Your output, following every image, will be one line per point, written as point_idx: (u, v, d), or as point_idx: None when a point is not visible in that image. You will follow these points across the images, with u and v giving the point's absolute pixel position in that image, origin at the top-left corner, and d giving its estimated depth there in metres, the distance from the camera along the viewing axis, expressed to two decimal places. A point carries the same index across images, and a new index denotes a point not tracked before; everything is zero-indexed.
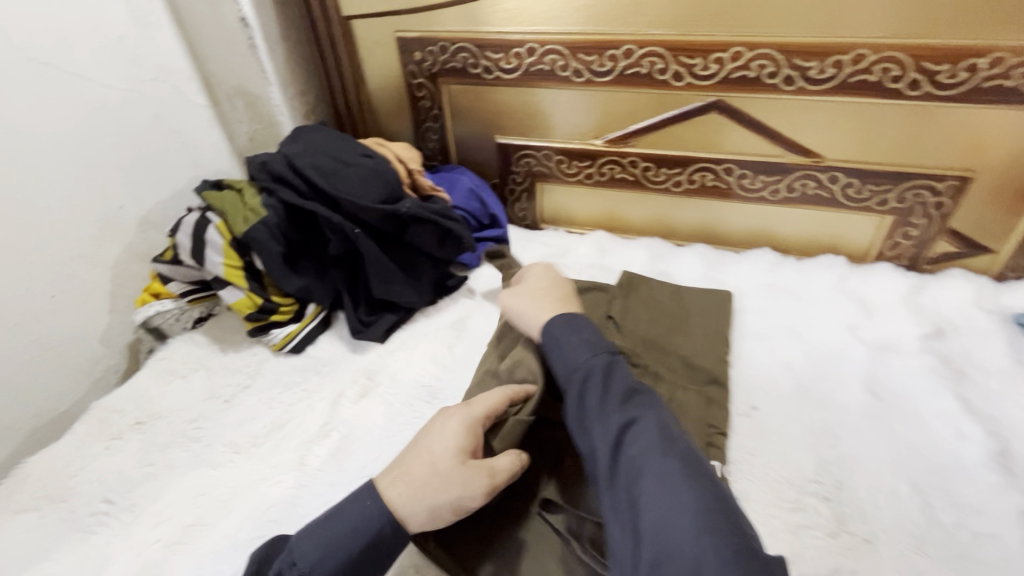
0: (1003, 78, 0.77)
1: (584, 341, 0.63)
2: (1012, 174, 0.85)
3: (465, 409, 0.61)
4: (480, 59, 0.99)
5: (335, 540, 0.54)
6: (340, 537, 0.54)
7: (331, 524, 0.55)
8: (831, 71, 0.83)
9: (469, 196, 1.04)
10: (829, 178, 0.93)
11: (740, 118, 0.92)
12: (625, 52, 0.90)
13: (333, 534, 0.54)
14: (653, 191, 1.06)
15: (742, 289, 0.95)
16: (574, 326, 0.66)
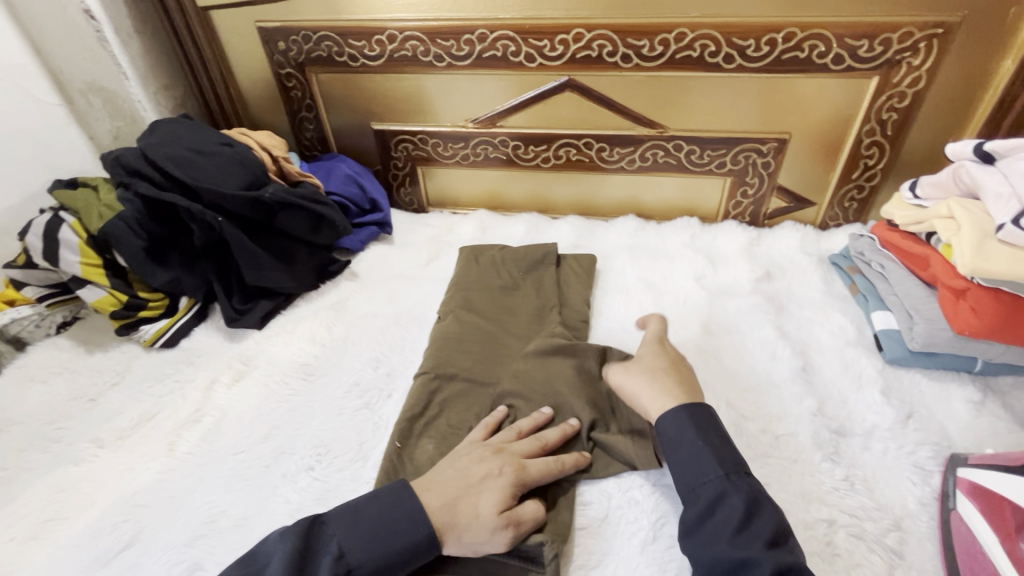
0: (797, 50, 0.88)
1: (694, 458, 0.57)
2: (819, 135, 0.98)
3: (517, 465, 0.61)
4: (344, 48, 1.01)
5: (375, 544, 0.54)
6: (341, 536, 0.55)
7: (352, 521, 0.56)
8: (660, 48, 0.92)
9: (346, 182, 1.06)
10: (674, 147, 1.03)
11: (590, 95, 0.99)
12: (479, 36, 0.95)
13: (361, 532, 0.55)
14: (526, 169, 1.12)
15: (607, 252, 1.04)
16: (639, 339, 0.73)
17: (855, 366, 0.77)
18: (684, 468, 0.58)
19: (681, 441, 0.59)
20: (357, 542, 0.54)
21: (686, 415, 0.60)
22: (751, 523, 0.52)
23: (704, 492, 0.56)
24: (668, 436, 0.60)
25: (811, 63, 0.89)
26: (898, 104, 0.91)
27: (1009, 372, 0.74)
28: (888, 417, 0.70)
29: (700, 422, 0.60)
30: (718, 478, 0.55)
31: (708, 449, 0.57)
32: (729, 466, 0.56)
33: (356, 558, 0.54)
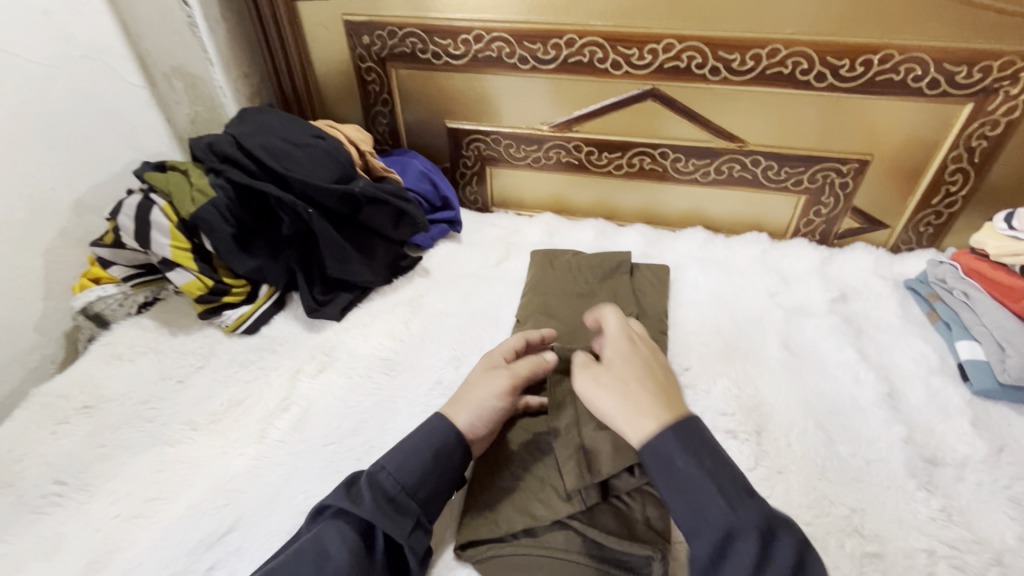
0: (893, 72, 0.88)
1: (694, 483, 0.50)
2: (902, 158, 0.97)
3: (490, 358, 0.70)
4: (428, 45, 1.01)
5: (414, 457, 0.60)
6: (383, 457, 0.60)
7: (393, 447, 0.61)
8: (751, 63, 0.91)
9: (420, 179, 1.07)
10: (752, 162, 1.02)
11: (672, 105, 0.99)
12: (567, 41, 0.95)
13: (402, 451, 0.60)
14: (597, 175, 1.12)
15: (677, 263, 1.04)
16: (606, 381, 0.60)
17: (941, 395, 0.77)
18: (688, 493, 0.50)
19: (676, 467, 0.51)
20: (398, 458, 0.60)
21: (672, 435, 0.52)
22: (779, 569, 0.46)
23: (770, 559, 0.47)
24: (659, 455, 0.52)
25: (905, 86, 0.89)
26: (989, 132, 0.90)
27: None
28: (980, 449, 0.70)
29: (696, 445, 0.52)
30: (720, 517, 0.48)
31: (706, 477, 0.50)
32: (733, 494, 0.49)
33: (398, 468, 0.58)
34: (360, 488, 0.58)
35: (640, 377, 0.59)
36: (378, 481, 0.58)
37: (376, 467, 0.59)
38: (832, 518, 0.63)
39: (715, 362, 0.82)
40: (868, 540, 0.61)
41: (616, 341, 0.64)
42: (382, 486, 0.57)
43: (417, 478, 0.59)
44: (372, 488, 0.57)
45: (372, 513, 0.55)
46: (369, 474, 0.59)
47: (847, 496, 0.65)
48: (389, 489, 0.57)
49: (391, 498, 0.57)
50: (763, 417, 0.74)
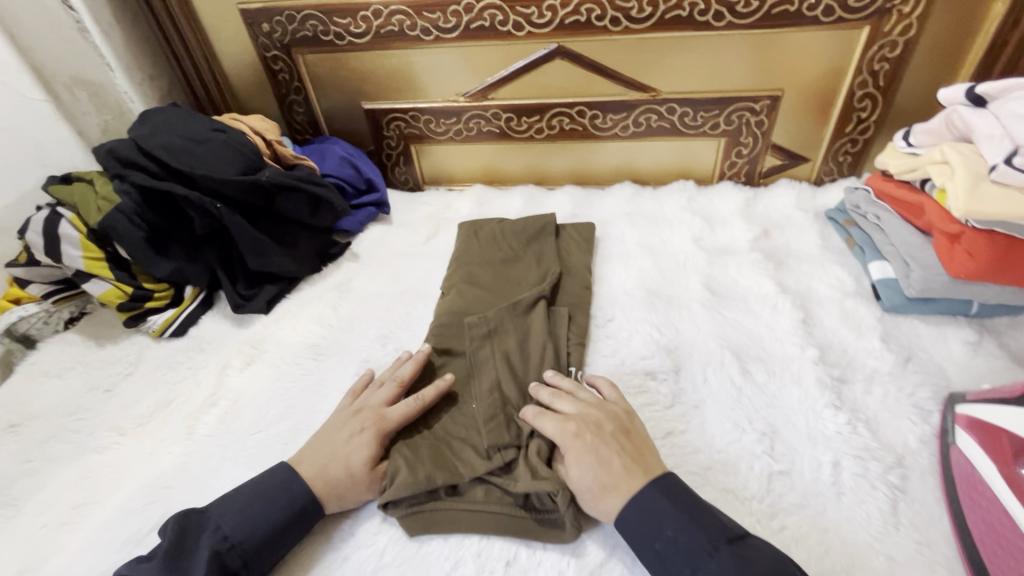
0: (787, 3, 0.88)
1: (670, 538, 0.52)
2: (811, 90, 0.98)
3: (379, 421, 0.65)
4: (329, 26, 0.99)
5: (248, 513, 0.58)
6: (223, 520, 0.57)
7: (227, 504, 0.59)
8: (648, 9, 0.91)
9: (341, 163, 1.06)
10: (667, 110, 1.03)
11: (580, 61, 0.98)
12: (466, 7, 0.94)
13: (241, 511, 0.58)
14: (520, 141, 1.12)
15: (605, 219, 1.05)
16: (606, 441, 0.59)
17: (854, 315, 0.79)
18: (669, 558, 0.51)
19: (659, 531, 0.52)
20: (235, 523, 0.57)
21: (654, 485, 0.55)
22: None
23: None
24: (640, 528, 0.53)
25: (802, 16, 0.89)
26: (889, 54, 0.91)
27: (1005, 313, 0.75)
28: (888, 361, 0.72)
29: (670, 500, 0.54)
30: (707, 562, 0.49)
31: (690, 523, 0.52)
32: (713, 542, 0.50)
33: (237, 533, 0.57)
34: (190, 554, 0.55)
35: (612, 466, 0.57)
36: (209, 546, 0.55)
37: (216, 526, 0.57)
38: (744, 443, 0.64)
39: (638, 310, 0.83)
40: (777, 459, 0.62)
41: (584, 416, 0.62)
42: (218, 555, 0.55)
43: (257, 540, 0.57)
44: (209, 552, 0.55)
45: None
46: (201, 539, 0.56)
47: (758, 421, 0.66)
48: (223, 550, 0.55)
49: (230, 569, 0.55)
50: (681, 356, 0.75)
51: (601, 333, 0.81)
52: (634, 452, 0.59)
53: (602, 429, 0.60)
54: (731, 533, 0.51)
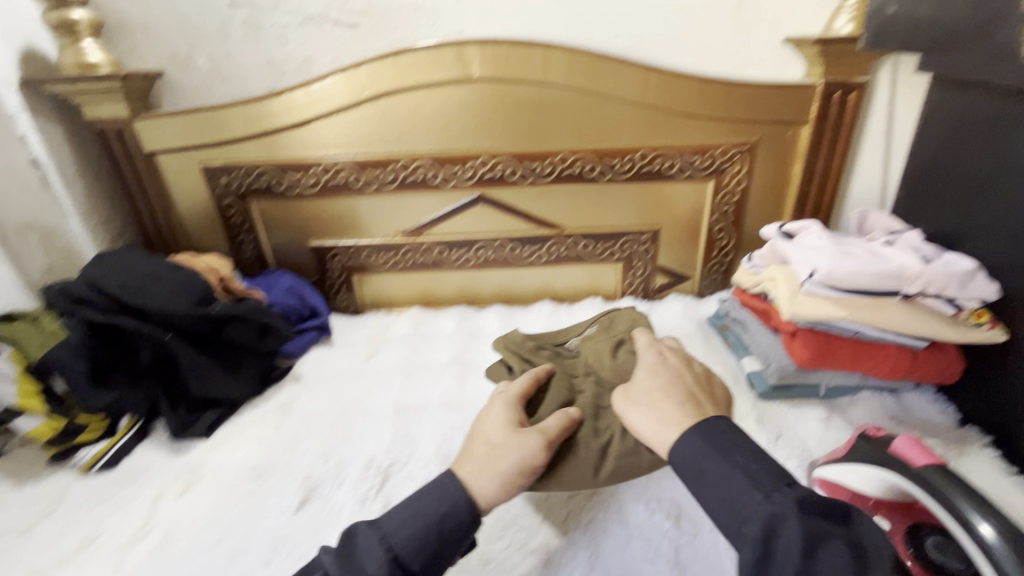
0: (652, 165, 1.15)
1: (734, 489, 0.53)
2: (680, 225, 1.24)
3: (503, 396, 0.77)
4: (283, 179, 1.16)
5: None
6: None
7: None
8: (549, 168, 1.15)
9: (287, 293, 1.16)
10: (572, 242, 1.25)
11: (499, 205, 1.20)
12: (402, 165, 1.15)
13: (407, 523, 0.58)
14: (453, 269, 1.29)
15: (528, 333, 1.20)
16: (717, 448, 0.58)
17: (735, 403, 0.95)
18: (719, 488, 0.54)
19: (699, 467, 0.57)
20: (394, 526, 0.58)
21: (697, 435, 0.60)
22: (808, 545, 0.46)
23: (749, 526, 0.50)
24: (692, 466, 0.58)
25: (665, 173, 1.16)
26: (731, 199, 1.20)
27: (844, 392, 0.94)
28: (762, 440, 0.87)
29: (717, 442, 0.58)
30: (755, 504, 0.51)
31: (756, 457, 0.56)
32: (767, 486, 0.52)
33: (403, 547, 0.56)
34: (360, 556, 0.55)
35: (679, 379, 0.71)
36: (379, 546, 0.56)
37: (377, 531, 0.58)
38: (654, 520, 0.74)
39: None
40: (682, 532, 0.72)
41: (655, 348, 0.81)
42: None
43: (414, 550, 0.56)
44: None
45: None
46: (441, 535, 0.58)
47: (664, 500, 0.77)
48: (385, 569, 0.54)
49: None
50: None
51: None
52: (703, 383, 0.72)
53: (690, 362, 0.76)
54: (788, 508, 0.49)
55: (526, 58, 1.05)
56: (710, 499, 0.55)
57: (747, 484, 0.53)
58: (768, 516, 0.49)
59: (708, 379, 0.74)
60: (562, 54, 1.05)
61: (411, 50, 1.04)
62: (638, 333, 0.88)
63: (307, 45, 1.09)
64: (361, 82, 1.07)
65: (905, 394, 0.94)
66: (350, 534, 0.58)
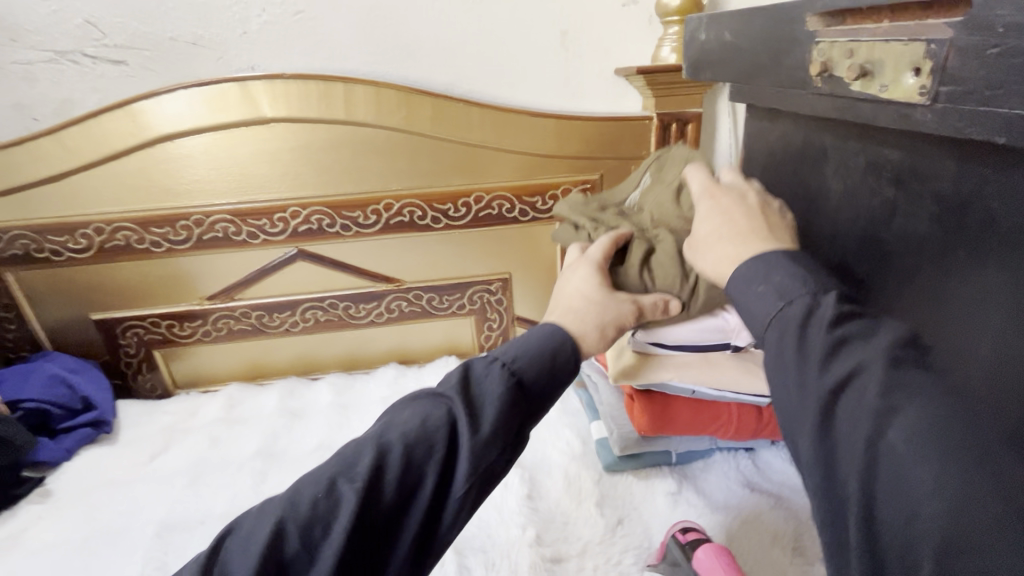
0: (489, 208, 1.04)
1: (760, 299, 0.41)
2: (533, 271, 1.12)
3: (585, 257, 0.59)
4: (43, 244, 0.96)
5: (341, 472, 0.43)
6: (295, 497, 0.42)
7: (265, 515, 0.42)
8: (373, 217, 1.02)
9: (50, 384, 0.94)
10: (414, 296, 1.10)
11: (321, 261, 1.04)
12: (195, 222, 0.97)
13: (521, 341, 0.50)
14: (278, 335, 1.10)
15: (363, 406, 1.02)
16: (760, 264, 0.42)
17: (575, 482, 0.81)
18: (760, 299, 0.40)
19: (761, 276, 0.41)
20: (508, 346, 0.49)
21: (754, 253, 0.44)
22: (842, 340, 0.34)
23: (779, 326, 0.38)
24: (738, 284, 0.43)
25: (504, 217, 1.05)
26: None
27: (697, 457, 0.83)
28: (599, 529, 0.73)
29: (758, 261, 0.43)
30: (786, 302, 0.39)
31: (797, 265, 0.40)
32: (808, 288, 0.38)
33: (511, 356, 0.48)
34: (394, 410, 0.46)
35: (736, 222, 0.49)
36: (493, 365, 0.47)
37: (402, 409, 0.45)
38: None
39: None
40: None
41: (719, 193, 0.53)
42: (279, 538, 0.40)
43: (540, 376, 0.47)
44: (373, 454, 0.42)
45: (337, 548, 0.38)
46: (452, 408, 0.44)
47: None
48: (412, 447, 0.42)
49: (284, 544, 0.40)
50: None
51: None
52: (769, 218, 0.49)
53: (753, 198, 0.52)
54: (827, 312, 0.36)
55: (324, 95, 0.92)
56: (748, 315, 0.42)
57: (774, 297, 0.39)
58: (806, 310, 0.37)
59: (770, 212, 0.51)
60: (365, 90, 0.92)
61: (182, 88, 0.88)
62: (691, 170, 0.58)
63: (61, 84, 0.91)
64: (126, 127, 0.90)
65: (762, 452, 0.84)
66: (413, 389, 0.48)
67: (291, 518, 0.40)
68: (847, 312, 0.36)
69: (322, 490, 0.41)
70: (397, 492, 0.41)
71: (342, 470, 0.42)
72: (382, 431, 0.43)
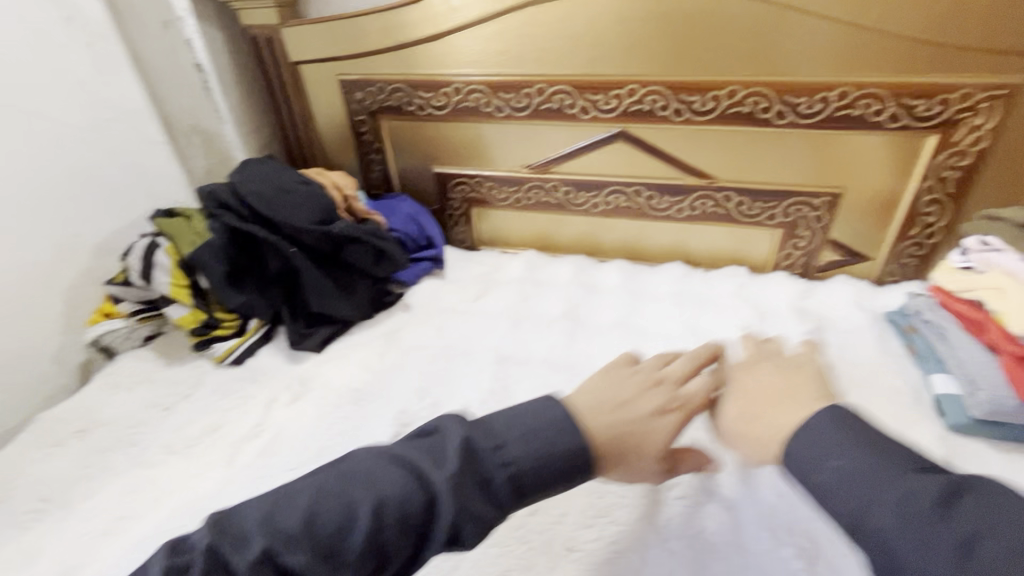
0: (851, 108, 0.90)
1: (831, 469, 0.46)
2: (874, 192, 0.97)
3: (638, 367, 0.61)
4: (413, 98, 1.10)
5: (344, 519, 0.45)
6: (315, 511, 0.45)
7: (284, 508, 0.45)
8: (710, 104, 0.95)
9: (406, 221, 1.14)
10: (723, 198, 1.05)
11: (641, 145, 1.03)
12: (538, 90, 1.02)
13: (527, 437, 0.50)
14: (576, 214, 1.16)
15: (654, 297, 1.05)
16: (844, 427, 0.48)
17: (911, 431, 0.75)
18: (851, 480, 0.44)
19: (822, 461, 0.47)
20: (521, 450, 0.49)
21: (831, 420, 0.49)
22: (950, 512, 0.40)
23: (875, 509, 0.42)
24: (799, 461, 0.49)
25: (866, 120, 0.90)
26: (958, 163, 0.90)
27: None
28: None
29: (857, 424, 0.48)
30: (888, 486, 0.43)
31: (867, 448, 0.46)
32: (907, 465, 0.44)
33: (519, 458, 0.49)
34: (450, 460, 0.48)
35: (797, 381, 0.57)
36: (495, 469, 0.48)
37: (390, 477, 0.47)
38: (778, 554, 0.61)
39: None
40: None
41: (764, 359, 0.63)
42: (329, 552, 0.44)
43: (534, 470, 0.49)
44: (400, 515, 0.46)
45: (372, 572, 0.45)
46: (437, 501, 0.46)
47: (632, 539, 0.64)
48: (403, 520, 0.45)
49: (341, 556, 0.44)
50: (718, 449, 0.73)
51: None
52: (801, 376, 0.58)
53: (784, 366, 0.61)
54: (929, 499, 0.41)
55: None
56: (824, 503, 0.46)
57: (863, 484, 0.44)
58: (909, 492, 0.42)
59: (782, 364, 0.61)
60: None
61: None
62: (752, 343, 0.67)
63: None
64: None
65: None
66: (413, 441, 0.51)
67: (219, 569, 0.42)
68: (946, 492, 0.41)
69: (345, 518, 0.45)
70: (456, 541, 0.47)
71: (395, 524, 0.45)
72: (440, 489, 0.46)
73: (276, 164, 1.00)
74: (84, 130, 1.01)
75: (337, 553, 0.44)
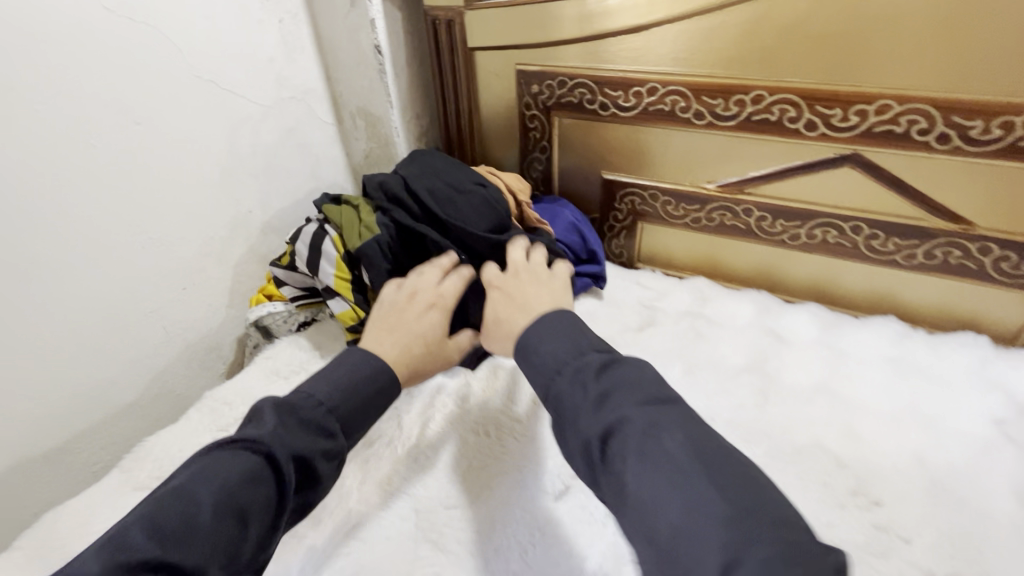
0: None
1: (547, 353, 0.55)
2: None
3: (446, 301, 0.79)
4: (597, 96, 0.99)
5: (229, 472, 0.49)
6: (156, 511, 0.45)
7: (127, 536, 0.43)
8: (997, 132, 0.74)
9: (569, 230, 1.03)
10: (979, 249, 0.84)
11: (879, 174, 0.84)
12: (754, 97, 0.86)
13: (333, 387, 0.60)
14: (766, 243, 1.00)
15: (863, 358, 0.87)
16: (553, 331, 0.57)
17: None
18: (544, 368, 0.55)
19: (538, 347, 0.57)
20: (331, 392, 0.59)
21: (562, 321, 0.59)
22: (610, 451, 0.46)
23: (588, 425, 0.47)
24: (569, 403, 0.51)
25: None
26: None
27: None
28: None
29: (572, 328, 0.58)
30: (570, 365, 0.53)
31: (573, 346, 0.55)
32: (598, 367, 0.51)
33: (331, 399, 0.59)
34: (262, 425, 0.53)
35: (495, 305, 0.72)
36: (315, 414, 0.57)
37: (209, 466, 0.49)
38: None
39: (920, 505, 0.65)
40: None
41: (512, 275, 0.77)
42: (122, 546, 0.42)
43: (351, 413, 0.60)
44: (202, 497, 0.46)
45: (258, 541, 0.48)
46: (257, 448, 0.51)
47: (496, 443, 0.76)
48: (219, 493, 0.47)
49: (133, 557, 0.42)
50: None
51: (867, 523, 0.64)
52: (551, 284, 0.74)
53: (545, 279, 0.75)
54: (602, 428, 0.46)
55: None
56: (538, 368, 0.56)
57: (572, 353, 0.54)
58: (588, 423, 0.47)
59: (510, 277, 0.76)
60: None
61: None
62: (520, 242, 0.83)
63: None
64: None
65: None
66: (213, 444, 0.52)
67: (117, 560, 0.41)
68: (610, 434, 0.46)
69: (174, 504, 0.46)
70: (314, 480, 0.54)
71: (241, 478, 0.49)
72: (272, 444, 0.51)
73: (448, 159, 0.94)
74: (266, 108, 1.00)
75: (167, 543, 0.43)
